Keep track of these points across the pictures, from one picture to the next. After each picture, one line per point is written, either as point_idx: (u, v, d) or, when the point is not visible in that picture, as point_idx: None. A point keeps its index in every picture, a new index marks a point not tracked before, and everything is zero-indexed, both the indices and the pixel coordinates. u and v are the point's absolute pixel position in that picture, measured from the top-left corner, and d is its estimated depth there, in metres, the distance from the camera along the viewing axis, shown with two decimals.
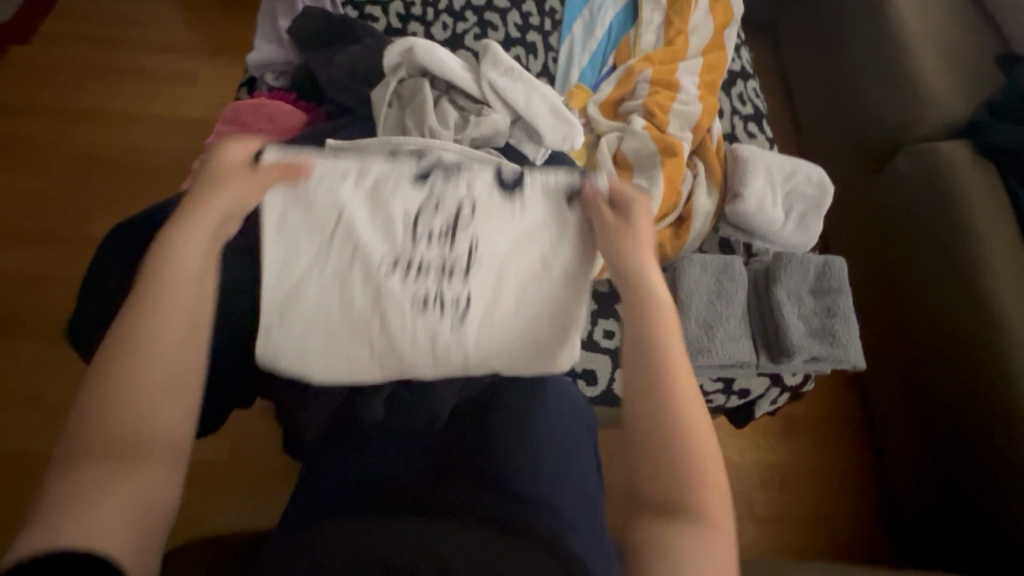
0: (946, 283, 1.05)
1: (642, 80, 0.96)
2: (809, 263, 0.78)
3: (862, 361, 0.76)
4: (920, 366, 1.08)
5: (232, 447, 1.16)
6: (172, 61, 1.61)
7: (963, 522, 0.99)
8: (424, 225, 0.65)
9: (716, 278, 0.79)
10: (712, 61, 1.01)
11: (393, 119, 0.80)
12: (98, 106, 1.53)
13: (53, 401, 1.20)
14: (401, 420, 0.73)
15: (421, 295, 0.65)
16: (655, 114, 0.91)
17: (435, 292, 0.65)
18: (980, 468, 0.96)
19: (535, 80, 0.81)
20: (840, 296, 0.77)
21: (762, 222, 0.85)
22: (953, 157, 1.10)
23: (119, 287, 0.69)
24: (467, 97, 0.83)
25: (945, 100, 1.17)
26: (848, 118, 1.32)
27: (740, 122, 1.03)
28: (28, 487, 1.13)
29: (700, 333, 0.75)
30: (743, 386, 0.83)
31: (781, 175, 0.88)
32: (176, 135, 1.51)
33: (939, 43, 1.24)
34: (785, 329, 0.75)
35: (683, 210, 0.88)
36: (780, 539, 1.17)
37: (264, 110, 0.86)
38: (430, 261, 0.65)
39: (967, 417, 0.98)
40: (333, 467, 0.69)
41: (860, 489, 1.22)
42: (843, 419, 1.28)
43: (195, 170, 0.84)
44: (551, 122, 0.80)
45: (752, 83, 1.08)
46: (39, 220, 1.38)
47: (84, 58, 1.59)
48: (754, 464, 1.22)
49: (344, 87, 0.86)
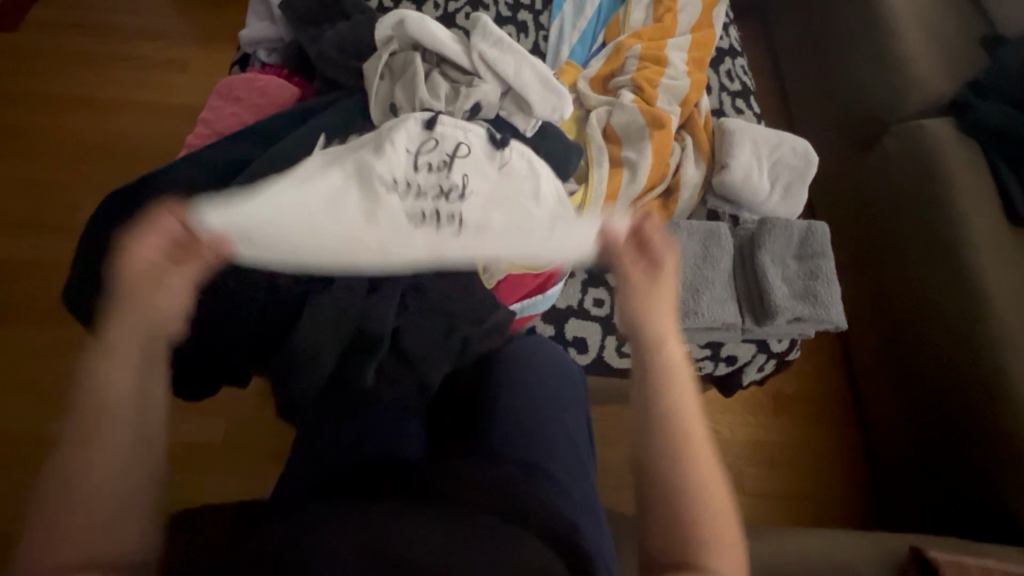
0: (929, 255, 1.07)
1: (630, 56, 0.98)
2: (792, 230, 0.81)
3: (843, 322, 0.78)
4: (904, 338, 1.10)
5: (229, 427, 1.19)
6: (163, 48, 1.61)
7: (946, 489, 1.01)
8: (424, 156, 0.72)
9: (703, 244, 0.81)
10: (701, 39, 1.02)
11: (385, 90, 0.81)
12: (89, 93, 1.53)
13: (50, 382, 1.21)
14: (391, 386, 0.72)
15: (418, 212, 0.68)
16: (643, 89, 0.92)
17: (431, 211, 0.68)
18: (963, 434, 0.97)
19: (525, 52, 0.82)
20: (823, 259, 0.79)
21: (749, 192, 0.87)
22: (937, 135, 1.12)
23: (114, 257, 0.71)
24: (457, 70, 0.84)
25: (928, 80, 1.20)
26: (835, 99, 1.33)
27: (728, 98, 1.04)
28: (25, 467, 1.14)
29: (686, 296, 0.77)
30: (730, 352, 0.84)
31: (767, 147, 0.89)
32: (168, 121, 1.51)
33: (925, 24, 1.25)
34: (769, 292, 0.77)
35: (671, 181, 0.89)
36: (769, 512, 1.19)
37: (257, 85, 0.87)
38: (428, 186, 0.70)
39: (948, 384, 1.00)
40: (328, 437, 0.69)
41: (848, 462, 1.25)
42: (831, 395, 1.30)
43: (189, 145, 0.84)
44: (541, 92, 0.81)
45: (740, 61, 1.10)
46: (32, 206, 1.38)
47: (74, 45, 1.59)
48: (744, 440, 1.25)
49: (336, 62, 0.87)
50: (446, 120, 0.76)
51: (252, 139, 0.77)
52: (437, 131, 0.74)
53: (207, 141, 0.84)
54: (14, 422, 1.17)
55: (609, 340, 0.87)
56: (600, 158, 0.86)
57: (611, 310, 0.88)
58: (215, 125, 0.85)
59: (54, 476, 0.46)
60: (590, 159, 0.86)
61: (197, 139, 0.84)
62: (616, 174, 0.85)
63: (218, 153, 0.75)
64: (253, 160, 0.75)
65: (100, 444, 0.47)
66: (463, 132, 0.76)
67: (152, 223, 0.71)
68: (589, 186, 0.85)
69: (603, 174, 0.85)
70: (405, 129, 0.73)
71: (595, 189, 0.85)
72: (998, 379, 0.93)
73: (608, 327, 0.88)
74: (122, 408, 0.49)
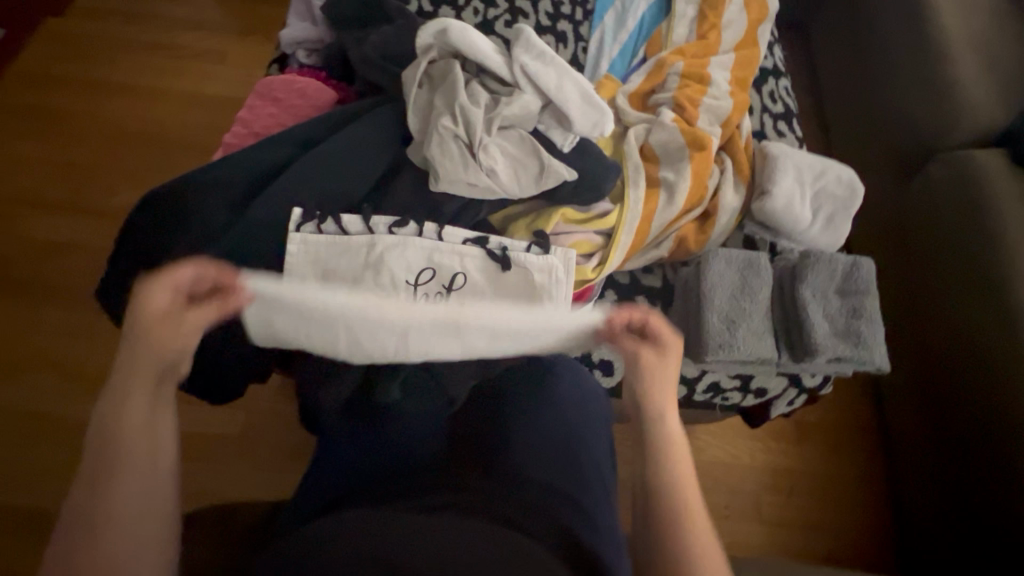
0: (971, 294, 1.02)
1: (673, 72, 0.95)
2: (836, 263, 0.78)
3: (885, 365, 0.76)
4: (940, 375, 1.06)
5: (245, 420, 1.16)
6: (199, 38, 1.58)
7: (972, 528, 0.97)
8: (422, 288, 0.72)
9: (741, 273, 0.79)
10: (744, 58, 0.99)
11: (424, 100, 0.77)
12: (128, 81, 1.51)
13: (77, 367, 1.20)
14: (419, 401, 0.74)
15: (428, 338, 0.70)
16: (685, 107, 0.90)
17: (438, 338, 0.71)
18: (998, 483, 0.93)
19: (567, 65, 0.78)
20: (865, 297, 0.77)
21: (790, 220, 0.85)
22: (985, 166, 1.08)
23: (152, 246, 0.71)
24: (497, 82, 0.80)
25: (978, 109, 1.15)
26: (880, 124, 1.29)
27: (770, 120, 1.02)
28: (44, 448, 1.13)
29: (721, 327, 0.75)
30: (760, 384, 0.83)
31: (811, 174, 0.87)
32: (197, 108, 1.49)
33: (978, 49, 1.20)
34: (809, 327, 0.75)
35: (708, 205, 0.87)
36: (790, 543, 1.15)
37: (296, 86, 0.86)
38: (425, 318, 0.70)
39: (981, 425, 0.97)
40: (351, 446, 0.70)
41: (870, 495, 1.20)
42: (855, 427, 1.26)
43: (226, 143, 0.83)
44: (581, 108, 0.77)
45: (784, 81, 1.07)
46: (60, 188, 1.37)
47: (108, 30, 1.57)
48: (764, 466, 1.21)
49: (373, 66, 0.84)
50: (491, 145, 0.73)
51: (288, 141, 0.76)
52: (483, 160, 0.71)
53: (245, 140, 0.83)
54: (32, 402, 1.16)
55: None
56: (636, 178, 0.83)
57: None
58: (253, 124, 0.84)
59: (83, 498, 0.50)
60: (626, 178, 0.83)
61: (234, 138, 0.83)
62: (653, 195, 0.83)
63: (254, 157, 0.74)
64: (288, 166, 0.74)
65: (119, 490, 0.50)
66: (504, 160, 0.73)
67: (192, 217, 0.71)
68: (626, 206, 0.81)
69: (639, 195, 0.82)
70: (403, 258, 0.71)
71: (633, 210, 0.81)
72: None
73: None
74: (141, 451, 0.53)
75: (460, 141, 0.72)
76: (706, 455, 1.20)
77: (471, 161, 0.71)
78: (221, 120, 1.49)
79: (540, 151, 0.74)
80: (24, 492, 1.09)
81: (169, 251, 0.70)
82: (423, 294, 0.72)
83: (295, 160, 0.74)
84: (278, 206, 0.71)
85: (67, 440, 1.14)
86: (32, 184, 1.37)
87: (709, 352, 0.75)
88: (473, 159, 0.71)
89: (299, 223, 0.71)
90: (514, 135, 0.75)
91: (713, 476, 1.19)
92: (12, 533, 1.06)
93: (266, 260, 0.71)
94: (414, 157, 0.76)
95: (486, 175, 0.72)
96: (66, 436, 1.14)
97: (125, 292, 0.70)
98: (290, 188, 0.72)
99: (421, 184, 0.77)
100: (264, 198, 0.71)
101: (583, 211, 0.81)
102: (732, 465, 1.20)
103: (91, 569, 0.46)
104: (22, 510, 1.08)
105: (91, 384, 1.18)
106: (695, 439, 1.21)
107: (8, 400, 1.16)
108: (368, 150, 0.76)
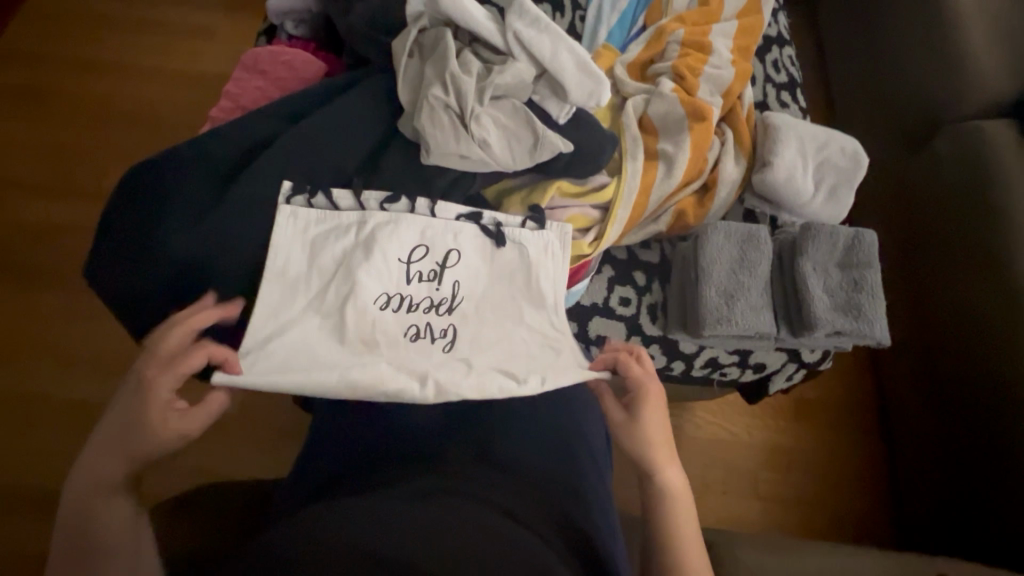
0: (975, 270, 1.01)
1: (673, 40, 0.92)
2: (838, 236, 0.76)
3: (886, 338, 0.74)
4: (940, 351, 1.05)
5: (244, 400, 1.16)
6: (188, 13, 1.54)
7: (971, 503, 0.97)
8: (415, 266, 0.69)
9: (740, 247, 0.77)
10: (747, 25, 0.96)
11: (415, 70, 0.75)
12: (116, 59, 1.48)
13: (74, 349, 1.20)
14: (408, 378, 0.67)
15: (411, 327, 0.66)
16: (685, 77, 0.87)
17: (423, 325, 0.67)
18: (999, 458, 0.93)
19: (562, 32, 0.75)
20: (868, 270, 0.76)
21: (791, 193, 0.83)
22: (993, 139, 1.05)
23: (139, 225, 0.69)
24: (490, 50, 0.77)
25: (988, 80, 1.12)
26: (886, 97, 1.26)
27: (773, 90, 0.99)
28: (44, 430, 1.13)
29: (720, 301, 0.74)
30: (758, 360, 0.82)
31: (814, 145, 0.85)
32: (187, 85, 1.46)
33: (990, 17, 1.16)
34: (810, 301, 0.73)
35: (708, 178, 0.85)
36: (787, 519, 1.16)
37: (284, 58, 0.83)
38: (419, 297, 0.68)
39: (979, 402, 0.97)
40: (342, 428, 0.70)
41: (867, 471, 1.21)
42: (854, 404, 1.26)
43: (213, 118, 0.81)
44: (577, 76, 0.74)
45: (788, 50, 1.04)
46: (50, 169, 1.35)
47: (95, 5, 1.53)
48: (763, 444, 1.21)
49: (363, 37, 0.81)
50: (484, 115, 0.71)
51: (275, 115, 0.74)
52: (475, 131, 0.70)
53: (232, 115, 0.81)
54: (29, 386, 1.17)
55: (634, 341, 0.81)
56: (634, 150, 0.81)
57: (638, 310, 0.82)
58: (240, 98, 0.82)
59: None
60: (624, 150, 0.81)
61: (220, 113, 0.81)
62: (652, 167, 0.81)
63: (241, 132, 0.72)
64: (274, 141, 0.72)
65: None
66: (498, 130, 0.71)
67: (178, 194, 0.70)
68: (623, 179, 0.79)
69: (637, 167, 0.80)
70: (396, 234, 0.69)
71: (630, 182, 0.79)
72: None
73: (633, 327, 0.81)
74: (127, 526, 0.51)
75: (452, 111, 0.70)
76: (704, 433, 1.20)
77: (463, 133, 0.70)
78: (212, 97, 1.46)
79: (533, 121, 0.71)
80: (25, 473, 1.10)
81: (153, 232, 0.69)
82: (417, 273, 0.69)
83: (282, 135, 0.72)
84: (265, 183, 0.70)
85: (66, 423, 1.14)
86: (21, 166, 1.35)
87: (707, 327, 0.74)
88: (465, 131, 0.70)
89: (289, 196, 0.69)
90: (507, 105, 0.73)
91: (710, 453, 1.19)
92: (15, 514, 1.08)
93: (254, 238, 0.69)
94: (405, 129, 0.74)
95: (478, 147, 0.70)
96: (65, 418, 1.14)
97: (111, 274, 0.70)
98: (278, 164, 0.70)
99: (412, 159, 0.75)
100: (251, 174, 0.70)
101: (580, 184, 0.79)
102: (729, 443, 1.20)
103: None
104: (25, 492, 1.09)
105: (87, 366, 1.18)
106: (692, 417, 1.21)
107: (6, 382, 1.17)
108: (358, 123, 0.74)
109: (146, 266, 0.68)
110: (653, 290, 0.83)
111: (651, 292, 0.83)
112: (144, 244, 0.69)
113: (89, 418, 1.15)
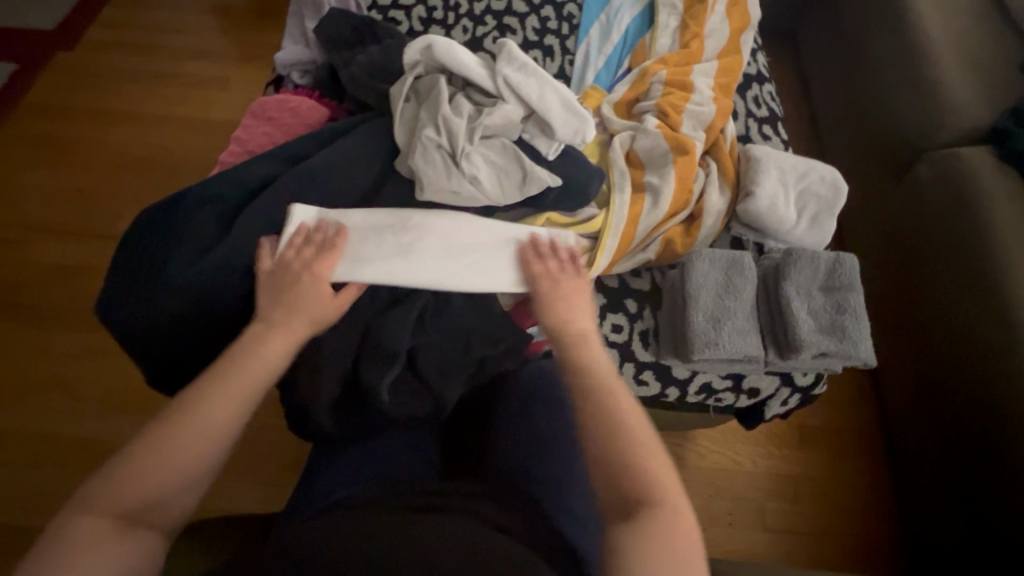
0: (966, 293, 1.01)
1: (656, 81, 0.97)
2: (819, 261, 0.79)
3: (872, 359, 0.76)
4: (937, 372, 1.06)
5: (246, 435, 1.17)
6: (203, 66, 1.64)
7: (980, 531, 0.95)
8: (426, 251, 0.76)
9: (724, 273, 0.80)
10: (727, 64, 1.01)
11: (411, 113, 0.79)
12: (133, 110, 1.56)
13: (82, 386, 1.22)
14: (405, 407, 0.73)
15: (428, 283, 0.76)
16: (668, 114, 0.92)
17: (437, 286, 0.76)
18: (1000, 482, 0.91)
19: (548, 76, 0.80)
20: (851, 293, 0.78)
21: (774, 220, 0.86)
22: (973, 165, 1.08)
23: (148, 264, 0.73)
24: (482, 93, 0.82)
25: (965, 109, 1.16)
26: (870, 127, 1.30)
27: (755, 124, 1.03)
28: (47, 468, 1.14)
29: (707, 325, 0.76)
30: (751, 384, 0.83)
31: (794, 175, 0.89)
32: (199, 133, 1.54)
33: (963, 50, 1.21)
34: (795, 324, 0.75)
35: (694, 208, 0.88)
36: (794, 551, 1.13)
37: (289, 105, 0.89)
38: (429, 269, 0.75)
39: (975, 422, 0.96)
40: (339, 457, 0.70)
41: (874, 499, 1.19)
42: (857, 430, 1.25)
43: (221, 161, 0.86)
44: (563, 116, 0.79)
45: (768, 87, 1.09)
46: (64, 213, 1.41)
47: (116, 61, 1.63)
48: (766, 473, 1.19)
49: (361, 84, 0.87)
50: (474, 152, 0.75)
51: (278, 158, 0.78)
52: (466, 167, 0.74)
53: (240, 158, 0.86)
54: (35, 424, 1.18)
55: (627, 367, 0.82)
56: (622, 183, 0.84)
57: (631, 336, 0.83)
58: (247, 142, 0.87)
59: (187, 401, 0.54)
60: (612, 183, 0.84)
61: (230, 157, 0.86)
62: (639, 200, 0.84)
63: (246, 171, 0.77)
64: (274, 181, 0.76)
65: (215, 406, 0.54)
66: (486, 164, 0.75)
67: (184, 234, 0.73)
68: (611, 210, 0.82)
69: (625, 199, 0.83)
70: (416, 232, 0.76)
71: (618, 213, 0.82)
72: (1018, 418, 0.90)
73: (626, 354, 0.82)
74: (260, 377, 0.58)
75: (443, 149, 0.74)
76: (706, 462, 1.19)
77: (454, 170, 0.74)
78: (221, 143, 1.53)
79: (522, 158, 0.75)
80: (24, 513, 1.10)
81: (161, 270, 0.72)
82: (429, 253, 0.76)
83: (281, 176, 0.77)
84: (267, 222, 0.73)
85: (68, 461, 1.15)
86: (37, 210, 1.41)
87: (696, 351, 0.75)
88: (456, 168, 0.74)
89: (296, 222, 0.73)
90: (495, 142, 0.77)
91: (713, 483, 1.18)
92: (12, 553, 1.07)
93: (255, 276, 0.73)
94: (403, 166, 0.78)
95: (469, 182, 0.74)
96: (67, 456, 1.16)
97: (120, 308, 0.73)
98: (278, 204, 0.74)
99: (408, 197, 0.79)
100: (253, 213, 0.73)
101: (570, 216, 0.83)
102: (732, 471, 1.19)
103: (167, 452, 0.51)
104: (22, 531, 1.09)
105: (95, 403, 1.21)
106: (695, 445, 1.21)
107: (12, 421, 1.18)
108: (357, 162, 0.78)
109: (152, 300, 0.72)
110: (645, 317, 0.85)
111: (643, 318, 0.85)
112: (151, 282, 0.72)
113: (91, 455, 1.16)
